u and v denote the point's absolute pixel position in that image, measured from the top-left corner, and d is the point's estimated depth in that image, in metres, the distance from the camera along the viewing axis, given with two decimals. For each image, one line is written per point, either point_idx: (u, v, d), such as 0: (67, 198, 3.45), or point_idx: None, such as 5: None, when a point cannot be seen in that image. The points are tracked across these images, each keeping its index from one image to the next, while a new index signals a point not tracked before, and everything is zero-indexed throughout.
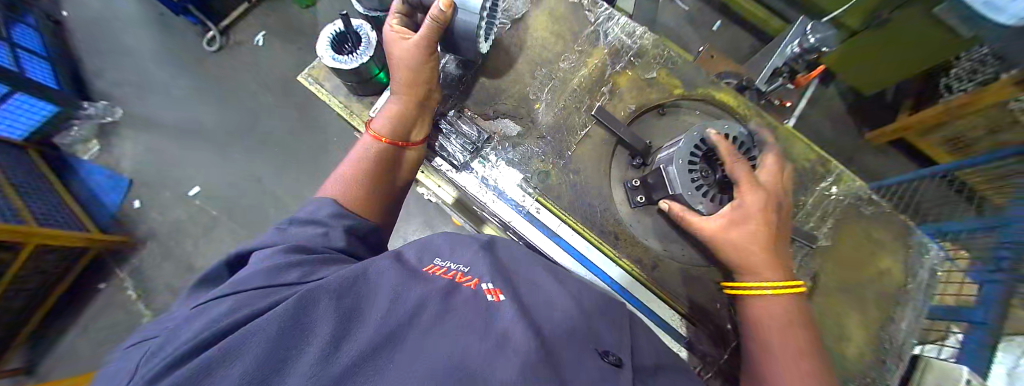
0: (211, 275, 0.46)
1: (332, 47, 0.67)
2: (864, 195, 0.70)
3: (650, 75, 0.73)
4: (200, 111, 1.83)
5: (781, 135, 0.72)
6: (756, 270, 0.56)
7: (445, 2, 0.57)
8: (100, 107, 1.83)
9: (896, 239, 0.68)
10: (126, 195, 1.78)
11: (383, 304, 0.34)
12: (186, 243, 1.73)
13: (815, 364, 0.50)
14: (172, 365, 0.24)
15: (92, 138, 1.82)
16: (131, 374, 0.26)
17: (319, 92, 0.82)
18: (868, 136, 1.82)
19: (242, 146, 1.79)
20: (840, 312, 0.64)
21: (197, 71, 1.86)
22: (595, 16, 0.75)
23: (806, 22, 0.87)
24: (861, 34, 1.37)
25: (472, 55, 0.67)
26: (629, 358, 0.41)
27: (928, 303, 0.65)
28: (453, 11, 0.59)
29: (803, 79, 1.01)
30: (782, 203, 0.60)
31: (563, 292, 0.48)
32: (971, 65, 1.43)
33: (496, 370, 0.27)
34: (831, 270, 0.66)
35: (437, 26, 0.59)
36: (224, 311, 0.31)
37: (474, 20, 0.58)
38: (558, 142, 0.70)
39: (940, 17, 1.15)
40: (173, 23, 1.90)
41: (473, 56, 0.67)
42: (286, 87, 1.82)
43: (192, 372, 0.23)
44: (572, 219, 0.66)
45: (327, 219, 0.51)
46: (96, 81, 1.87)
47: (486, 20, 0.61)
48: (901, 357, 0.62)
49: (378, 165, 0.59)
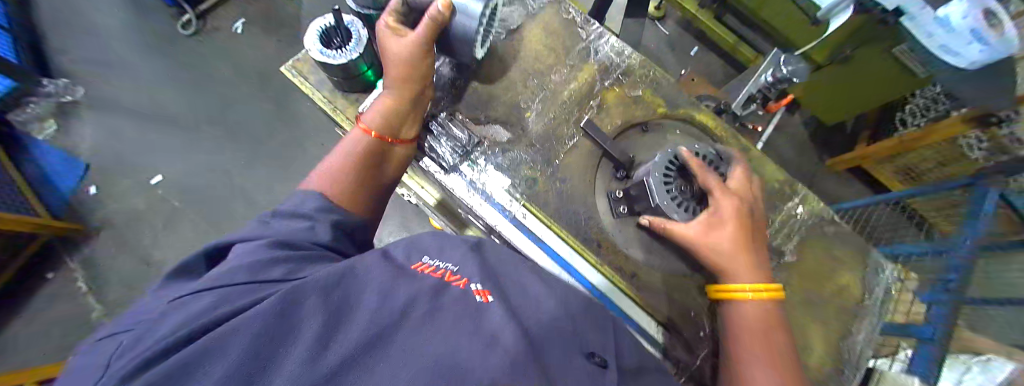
0: (182, 268, 0.44)
1: (319, 40, 0.67)
2: (827, 216, 0.75)
3: (636, 93, 0.77)
4: (172, 97, 1.75)
5: (754, 157, 0.77)
6: (738, 274, 0.59)
7: (445, 2, 0.58)
8: (61, 85, 1.72)
9: (855, 257, 0.73)
10: (83, 181, 1.67)
11: (372, 302, 0.34)
12: (146, 234, 1.63)
13: (788, 365, 0.53)
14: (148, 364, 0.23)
15: (48, 116, 1.70)
16: (102, 370, 0.25)
17: (303, 85, 0.81)
18: (829, 161, 1.94)
19: (218, 135, 1.71)
20: (805, 325, 0.68)
21: (173, 55, 1.78)
22: (586, 33, 0.78)
23: (780, 54, 0.92)
24: (826, 68, 1.47)
25: (468, 60, 0.68)
26: (613, 358, 0.43)
27: (882, 319, 0.70)
28: (452, 12, 0.60)
29: (774, 106, 1.07)
30: (754, 209, 0.64)
31: (551, 295, 0.49)
32: (925, 102, 1.58)
33: (489, 372, 0.27)
34: (796, 284, 0.71)
35: (435, 25, 0.60)
36: (205, 306, 0.30)
37: (473, 24, 0.59)
38: (546, 151, 0.71)
39: (899, 56, 1.24)
40: (149, 4, 1.83)
41: (468, 60, 0.69)
42: (265, 76, 1.77)
43: (172, 369, 0.21)
44: (557, 225, 0.67)
45: (314, 213, 0.50)
46: (58, 59, 1.76)
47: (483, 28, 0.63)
48: (857, 368, 0.67)
49: (366, 158, 0.59)
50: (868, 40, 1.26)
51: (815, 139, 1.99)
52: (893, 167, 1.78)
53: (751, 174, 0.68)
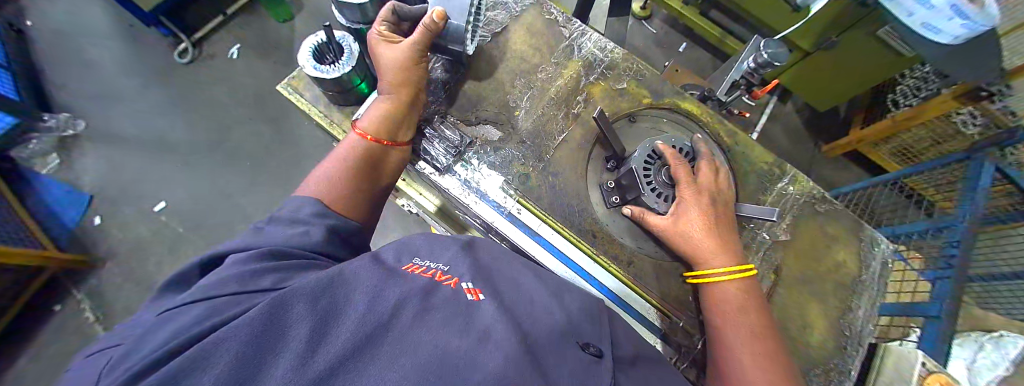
0: (182, 277, 0.45)
1: (313, 56, 0.69)
2: (817, 193, 0.76)
3: (621, 86, 0.78)
4: (170, 123, 1.77)
5: (739, 140, 0.78)
6: (708, 259, 0.60)
7: (438, 14, 0.60)
8: (61, 120, 1.74)
9: (849, 233, 0.74)
10: (85, 212, 1.69)
11: (363, 303, 0.34)
12: (148, 260, 1.64)
13: (769, 343, 0.54)
14: (138, 376, 0.23)
15: (50, 151, 1.73)
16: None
17: (298, 101, 0.83)
18: (823, 149, 1.96)
19: (218, 158, 1.74)
20: (803, 303, 0.69)
21: (169, 82, 1.82)
22: (569, 32, 0.80)
23: (760, 39, 0.93)
24: (814, 54, 1.49)
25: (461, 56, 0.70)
26: (609, 348, 0.43)
27: (882, 294, 0.71)
28: (445, 22, 0.61)
29: (759, 92, 1.09)
30: (716, 199, 0.64)
31: (544, 290, 0.50)
32: (914, 83, 1.59)
33: (477, 370, 0.28)
34: (793, 263, 0.71)
35: (428, 34, 0.62)
36: (194, 318, 0.30)
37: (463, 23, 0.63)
38: (537, 147, 0.73)
39: (883, 38, 1.26)
40: (144, 34, 1.87)
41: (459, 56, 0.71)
42: (260, 98, 1.80)
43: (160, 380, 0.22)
44: (551, 218, 0.69)
45: (309, 219, 0.51)
46: (58, 93, 1.80)
47: (472, 25, 0.66)
48: (860, 344, 0.67)
49: (362, 162, 0.60)
50: (852, 24, 1.28)
51: (807, 124, 2.01)
52: (887, 148, 1.80)
53: (717, 169, 0.68)
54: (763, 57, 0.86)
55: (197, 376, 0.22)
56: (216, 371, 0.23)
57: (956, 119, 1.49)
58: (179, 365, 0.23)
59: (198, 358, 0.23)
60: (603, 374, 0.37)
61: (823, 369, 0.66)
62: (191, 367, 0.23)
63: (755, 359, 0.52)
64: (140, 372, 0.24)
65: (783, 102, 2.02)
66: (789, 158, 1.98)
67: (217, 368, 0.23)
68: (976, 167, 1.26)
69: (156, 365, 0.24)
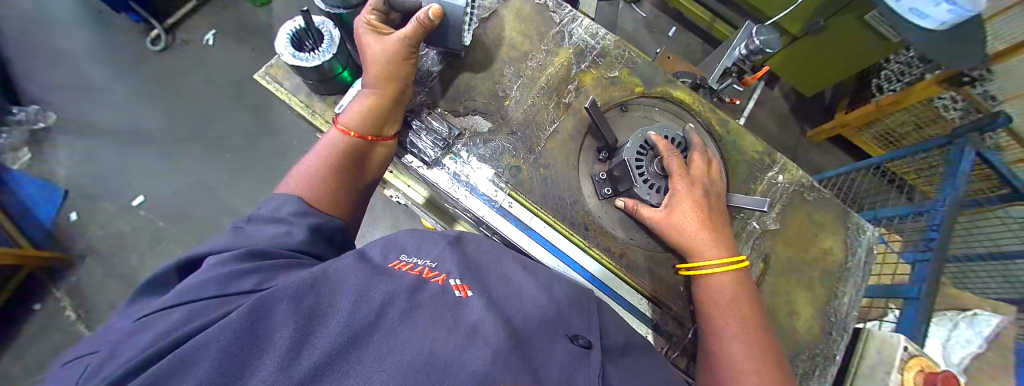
0: (160, 276, 0.44)
1: (292, 44, 0.65)
2: (806, 182, 0.77)
3: (613, 74, 0.77)
4: (147, 115, 1.70)
5: (731, 129, 0.78)
6: (701, 251, 0.61)
7: (434, 11, 0.57)
8: (31, 112, 1.65)
9: (836, 222, 0.75)
10: (62, 208, 1.62)
11: (347, 303, 0.33)
12: (130, 256, 1.60)
13: (758, 334, 0.55)
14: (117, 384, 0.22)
15: (20, 145, 1.64)
16: None
17: (277, 91, 0.79)
18: (809, 134, 1.98)
19: (199, 150, 1.68)
20: (791, 291, 0.71)
21: (142, 70, 1.73)
22: (559, 17, 0.78)
23: (751, 25, 0.92)
24: (805, 38, 1.48)
25: (458, 48, 0.68)
26: (598, 339, 0.43)
27: (866, 280, 0.72)
28: (441, 20, 0.59)
29: (750, 79, 1.09)
30: (708, 189, 0.64)
31: (533, 285, 0.49)
32: (899, 68, 1.62)
33: (465, 367, 0.27)
34: (780, 251, 0.73)
35: (422, 30, 0.59)
36: (172, 324, 0.29)
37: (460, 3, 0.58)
38: (527, 137, 0.71)
39: (873, 23, 1.25)
40: (114, 20, 1.77)
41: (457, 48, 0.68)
42: (239, 87, 1.73)
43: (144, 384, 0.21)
44: (543, 211, 0.68)
45: (291, 218, 0.50)
46: (25, 83, 1.70)
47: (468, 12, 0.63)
48: (844, 329, 0.69)
49: (343, 160, 0.58)
50: (841, 8, 1.27)
51: (796, 109, 2.02)
52: (872, 133, 1.82)
53: (710, 159, 0.68)
54: (756, 43, 0.85)
55: (181, 380, 0.21)
56: (199, 375, 0.22)
57: (937, 103, 1.51)
58: (162, 369, 0.22)
59: (178, 365, 0.22)
60: (591, 366, 0.37)
61: (808, 353, 0.68)
62: (170, 375, 0.22)
63: (744, 352, 0.53)
64: (121, 378, 0.23)
65: (772, 87, 2.02)
66: (778, 144, 2.00)
67: (201, 372, 0.22)
68: (957, 153, 1.27)
69: (140, 370, 0.23)
